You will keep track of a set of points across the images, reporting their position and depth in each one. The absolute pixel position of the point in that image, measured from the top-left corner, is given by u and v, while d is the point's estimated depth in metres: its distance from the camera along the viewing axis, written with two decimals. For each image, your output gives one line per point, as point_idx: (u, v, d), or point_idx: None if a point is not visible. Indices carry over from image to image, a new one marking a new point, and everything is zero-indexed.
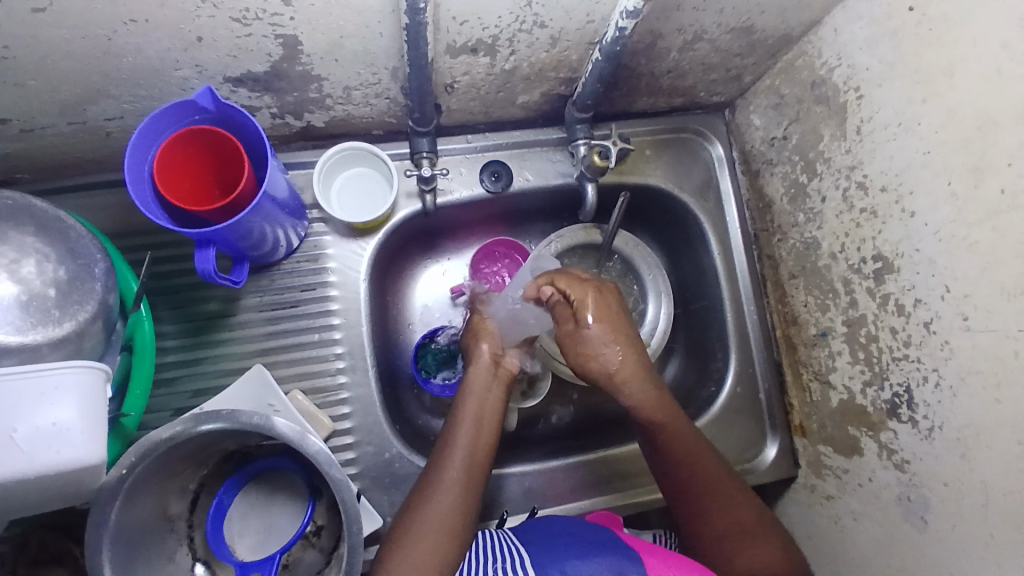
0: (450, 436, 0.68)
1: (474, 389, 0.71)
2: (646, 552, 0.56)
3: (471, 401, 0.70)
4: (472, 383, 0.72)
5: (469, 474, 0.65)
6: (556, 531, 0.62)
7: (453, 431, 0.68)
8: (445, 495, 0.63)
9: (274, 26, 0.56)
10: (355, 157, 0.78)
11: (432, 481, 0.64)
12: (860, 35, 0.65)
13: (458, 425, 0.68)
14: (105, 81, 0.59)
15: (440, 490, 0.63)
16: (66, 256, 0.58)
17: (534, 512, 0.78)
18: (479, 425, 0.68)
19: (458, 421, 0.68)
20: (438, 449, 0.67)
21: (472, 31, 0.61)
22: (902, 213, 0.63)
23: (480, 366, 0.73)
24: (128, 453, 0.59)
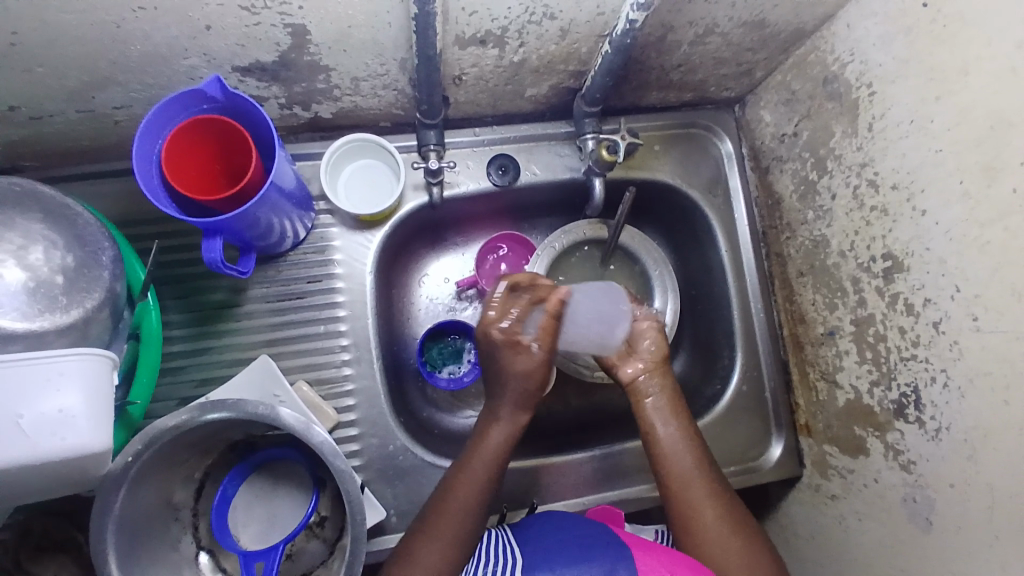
0: (459, 478, 0.66)
1: (502, 422, 0.70)
2: (644, 551, 0.55)
3: (494, 436, 0.69)
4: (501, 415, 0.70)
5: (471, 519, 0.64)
6: (557, 527, 0.62)
7: (468, 470, 0.66)
8: (439, 540, 0.61)
9: (283, 15, 0.55)
10: (362, 149, 0.78)
11: (433, 519, 0.63)
12: (874, 30, 0.64)
13: (476, 462, 0.67)
14: (113, 69, 0.59)
15: (440, 529, 0.62)
16: (72, 243, 0.58)
17: (534, 508, 0.78)
18: (495, 463, 0.67)
19: (473, 462, 0.67)
20: (445, 485, 0.66)
21: (481, 22, 0.61)
22: (913, 212, 0.62)
23: (510, 400, 0.70)
24: (133, 441, 0.59)
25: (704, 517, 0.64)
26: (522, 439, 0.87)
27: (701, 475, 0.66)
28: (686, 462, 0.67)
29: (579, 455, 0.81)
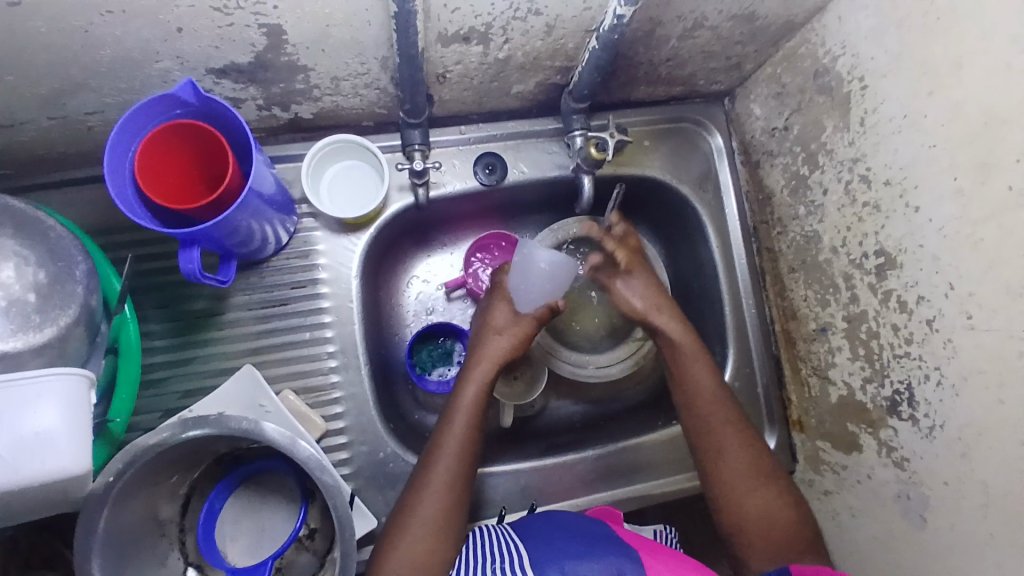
0: (440, 439, 0.67)
1: (478, 374, 0.70)
2: (648, 553, 0.54)
3: (472, 387, 0.69)
4: (478, 366, 0.71)
5: (455, 483, 0.65)
6: (561, 527, 0.61)
7: (448, 434, 0.67)
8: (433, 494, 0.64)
9: (257, 15, 0.53)
10: (344, 150, 0.76)
11: (427, 472, 0.65)
12: (865, 23, 0.63)
13: (454, 426, 0.67)
14: (85, 74, 0.57)
15: (432, 486, 0.64)
16: (45, 259, 0.55)
17: (534, 508, 0.77)
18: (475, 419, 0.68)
19: (451, 428, 0.67)
20: (434, 440, 0.67)
21: (464, 19, 0.59)
22: (906, 208, 0.61)
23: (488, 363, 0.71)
24: (115, 460, 0.58)
25: (727, 458, 0.68)
26: (515, 441, 0.86)
27: (729, 426, 0.70)
28: (719, 414, 0.70)
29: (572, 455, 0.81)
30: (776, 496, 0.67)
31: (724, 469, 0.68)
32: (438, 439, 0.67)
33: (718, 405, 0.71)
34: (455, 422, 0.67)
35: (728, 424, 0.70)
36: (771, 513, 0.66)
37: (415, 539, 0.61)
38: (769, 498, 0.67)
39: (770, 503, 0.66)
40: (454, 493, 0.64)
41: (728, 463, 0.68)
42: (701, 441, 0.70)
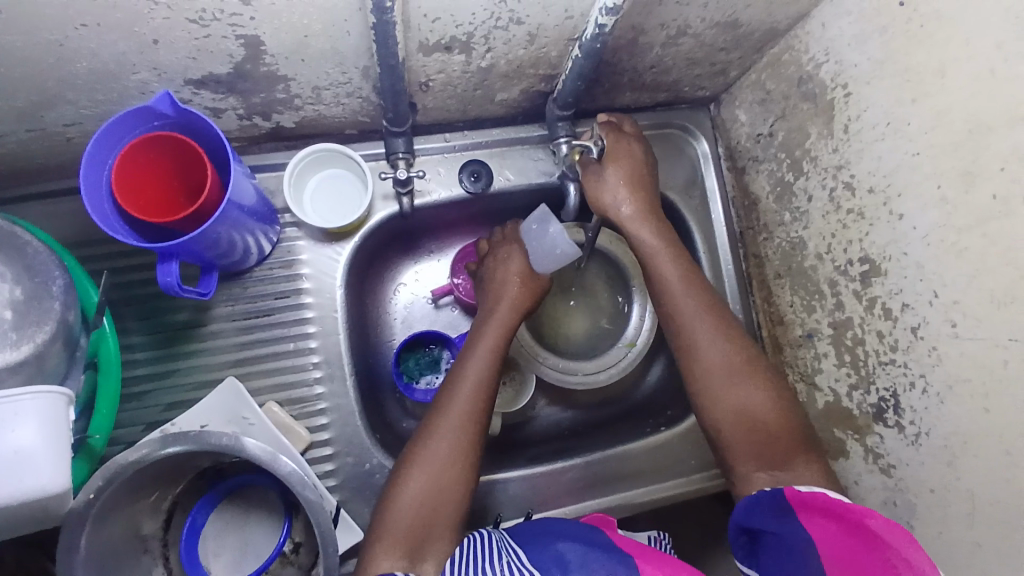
0: (455, 385, 0.67)
1: (494, 321, 0.72)
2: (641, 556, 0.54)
3: (489, 332, 0.71)
4: (494, 314, 0.73)
5: (468, 427, 0.65)
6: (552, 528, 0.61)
7: (461, 380, 0.67)
8: (446, 434, 0.64)
9: (234, 26, 0.53)
10: (327, 159, 0.75)
11: (440, 413, 0.66)
12: (848, 30, 0.63)
13: (469, 373, 0.68)
14: (60, 86, 0.56)
15: (445, 426, 0.65)
16: (21, 274, 0.54)
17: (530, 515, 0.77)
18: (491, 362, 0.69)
19: (465, 372, 0.68)
20: (448, 382, 0.68)
21: (445, 28, 0.58)
22: (890, 216, 0.61)
23: (503, 312, 0.73)
24: (94, 477, 0.57)
25: (705, 351, 0.66)
26: (504, 448, 0.85)
27: (701, 313, 0.67)
28: (688, 300, 0.68)
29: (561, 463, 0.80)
30: (764, 395, 0.63)
31: (703, 365, 0.66)
32: (451, 387, 0.68)
33: (690, 293, 0.68)
34: (469, 367, 0.68)
35: (704, 314, 0.67)
36: (757, 412, 0.62)
37: (425, 479, 0.62)
38: (751, 396, 0.63)
39: (756, 402, 0.63)
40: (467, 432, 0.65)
41: (706, 359, 0.65)
42: (680, 337, 0.68)
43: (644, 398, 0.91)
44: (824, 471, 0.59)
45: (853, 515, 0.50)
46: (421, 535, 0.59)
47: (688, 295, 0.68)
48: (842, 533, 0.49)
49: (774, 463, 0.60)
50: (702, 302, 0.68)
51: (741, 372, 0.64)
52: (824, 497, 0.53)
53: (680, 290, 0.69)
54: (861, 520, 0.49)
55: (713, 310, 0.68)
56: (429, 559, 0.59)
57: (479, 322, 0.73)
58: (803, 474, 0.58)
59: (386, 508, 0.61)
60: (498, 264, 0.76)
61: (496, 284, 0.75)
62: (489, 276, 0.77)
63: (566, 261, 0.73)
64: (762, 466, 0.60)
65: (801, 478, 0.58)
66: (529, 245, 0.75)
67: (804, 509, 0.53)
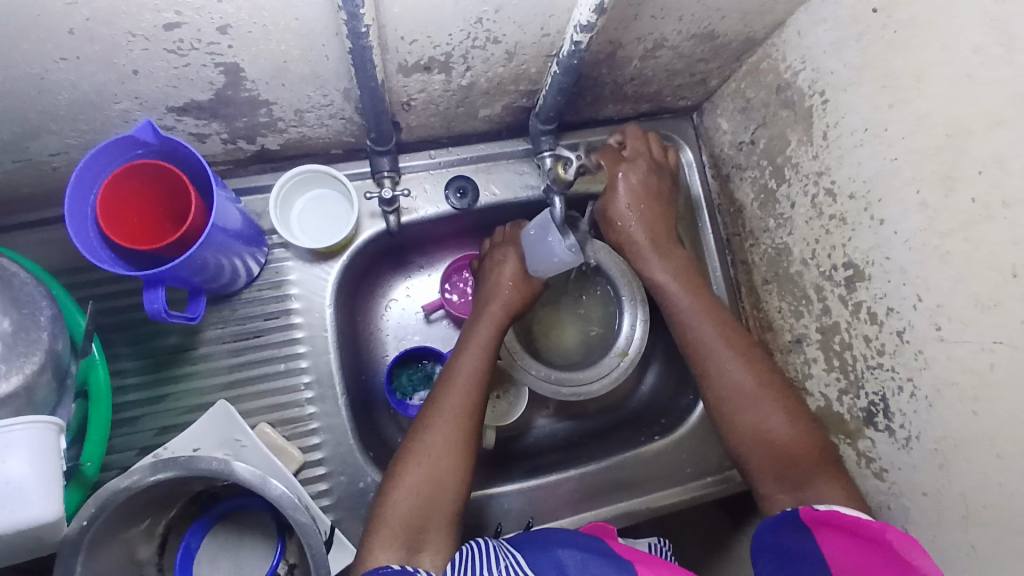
0: (448, 381, 0.68)
1: (487, 319, 0.73)
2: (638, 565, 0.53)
3: (482, 329, 0.73)
4: (486, 312, 0.74)
5: (462, 420, 0.66)
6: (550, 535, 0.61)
7: (454, 377, 0.68)
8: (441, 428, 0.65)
9: (213, 55, 0.53)
10: (313, 179, 0.76)
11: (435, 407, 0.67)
12: (823, 37, 0.63)
13: (460, 369, 0.69)
14: (42, 118, 0.56)
15: (439, 420, 0.65)
16: (8, 307, 0.55)
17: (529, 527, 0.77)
18: (483, 358, 0.70)
19: (458, 368, 0.69)
20: (442, 378, 0.69)
21: (423, 49, 0.59)
22: (872, 221, 0.62)
23: (494, 313, 0.74)
24: (87, 504, 0.57)
25: (726, 376, 0.67)
26: (500, 462, 0.85)
27: (720, 340, 0.69)
28: (706, 330, 0.70)
29: (556, 476, 0.80)
30: (783, 419, 0.64)
31: (724, 390, 0.67)
32: (444, 383, 0.68)
33: (707, 321, 0.70)
34: (462, 363, 0.70)
35: (722, 340, 0.69)
36: (777, 437, 0.63)
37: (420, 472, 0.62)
38: (773, 420, 0.64)
39: (775, 426, 0.64)
40: (461, 425, 0.65)
41: (725, 386, 0.67)
42: (699, 362, 0.69)
43: (639, 406, 0.91)
44: (846, 493, 0.58)
45: (872, 530, 0.51)
46: (416, 529, 0.60)
47: (703, 324, 0.70)
48: (860, 547, 0.51)
49: (797, 484, 0.61)
50: (719, 330, 0.70)
51: (758, 397, 0.65)
52: (839, 514, 0.54)
53: (696, 314, 0.71)
54: (878, 534, 0.50)
55: (730, 337, 0.69)
56: (427, 551, 0.59)
57: (472, 318, 0.75)
58: (824, 496, 0.59)
59: (382, 503, 0.61)
60: (493, 266, 0.77)
61: (488, 285, 0.76)
62: (484, 277, 0.78)
63: (564, 268, 0.72)
64: (787, 489, 0.61)
65: (821, 498, 0.59)
66: (528, 249, 0.74)
67: (818, 525, 0.54)
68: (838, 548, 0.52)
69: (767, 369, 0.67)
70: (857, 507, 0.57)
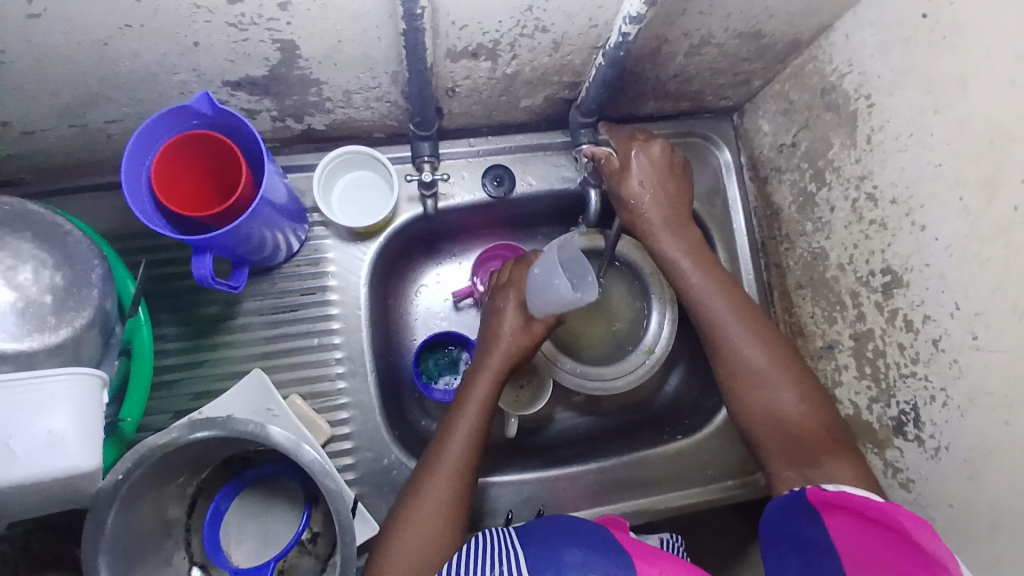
0: (444, 443, 0.68)
1: (485, 373, 0.71)
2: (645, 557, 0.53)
3: (480, 384, 0.71)
4: (485, 367, 0.72)
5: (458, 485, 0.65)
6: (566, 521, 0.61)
7: (445, 447, 0.67)
8: (435, 492, 0.65)
9: (271, 31, 0.55)
10: (355, 161, 0.78)
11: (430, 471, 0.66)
12: (871, 40, 0.63)
13: (453, 437, 0.68)
14: (103, 85, 0.59)
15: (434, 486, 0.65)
16: (63, 262, 0.57)
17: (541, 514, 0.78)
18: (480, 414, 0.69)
19: (454, 430, 0.68)
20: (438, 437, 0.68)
21: (472, 36, 0.60)
22: (912, 226, 0.61)
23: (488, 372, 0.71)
24: (124, 458, 0.59)
25: (739, 352, 0.66)
26: (521, 451, 0.86)
27: (734, 315, 0.67)
28: (718, 304, 0.68)
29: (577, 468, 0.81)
30: (794, 396, 0.63)
31: (736, 366, 0.66)
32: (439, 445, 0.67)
33: (719, 296, 0.68)
34: (459, 425, 0.68)
35: (735, 314, 0.67)
36: (787, 415, 0.63)
37: (414, 538, 0.62)
38: (783, 396, 0.64)
39: (786, 404, 0.63)
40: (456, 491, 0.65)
41: (739, 362, 0.66)
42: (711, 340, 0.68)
43: (662, 406, 0.91)
44: (856, 472, 0.59)
45: (881, 516, 0.49)
46: None
47: (718, 301, 0.68)
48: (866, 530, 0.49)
49: (804, 462, 0.61)
50: (732, 303, 0.68)
51: (770, 373, 0.64)
52: (849, 496, 0.53)
53: (711, 290, 0.68)
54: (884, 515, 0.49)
55: (744, 312, 0.68)
56: None
57: (469, 372, 0.73)
58: (835, 476, 0.59)
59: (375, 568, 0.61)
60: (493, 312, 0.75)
61: (488, 333, 0.74)
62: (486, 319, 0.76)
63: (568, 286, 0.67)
64: (794, 465, 0.62)
65: (830, 477, 0.59)
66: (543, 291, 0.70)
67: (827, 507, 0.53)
68: (847, 534, 0.50)
69: (780, 344, 0.67)
70: (868, 487, 0.58)
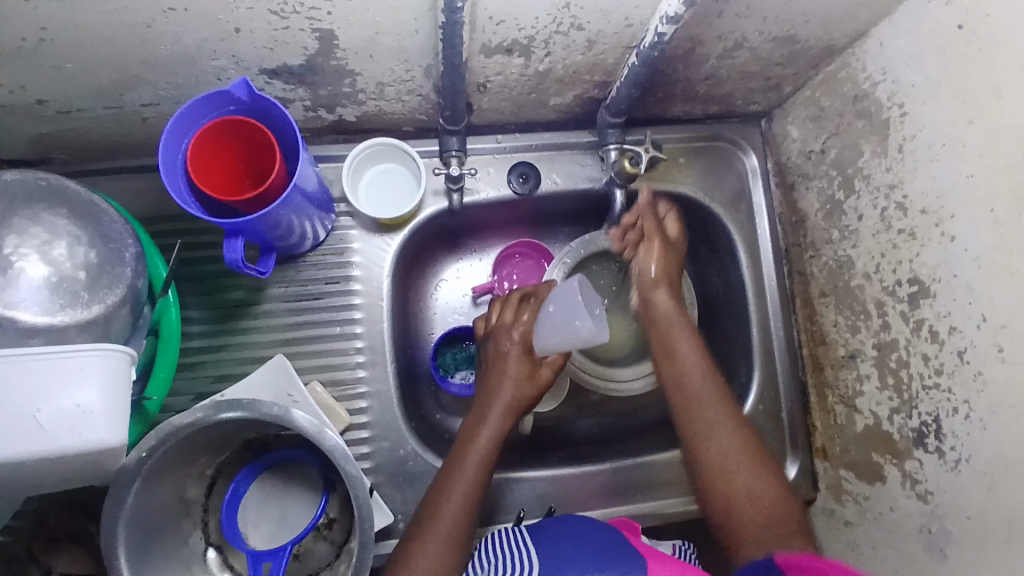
0: (444, 492, 0.65)
1: (489, 420, 0.70)
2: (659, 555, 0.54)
3: (484, 433, 0.69)
4: (489, 416, 0.70)
5: (459, 537, 0.63)
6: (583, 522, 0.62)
7: (445, 495, 0.65)
8: (436, 543, 0.62)
9: (311, 20, 0.56)
10: (383, 153, 0.78)
11: (430, 520, 0.63)
12: (906, 49, 0.63)
13: (453, 487, 0.65)
14: (141, 68, 0.60)
15: (433, 539, 0.62)
16: (97, 239, 0.57)
17: (551, 512, 0.78)
18: (483, 466, 0.67)
19: (456, 480, 0.66)
20: (438, 485, 0.66)
21: (508, 31, 0.61)
22: (941, 237, 0.61)
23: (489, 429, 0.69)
24: (149, 436, 0.60)
25: (718, 433, 0.67)
26: (534, 448, 0.86)
27: (716, 399, 0.69)
28: (702, 386, 0.70)
29: (590, 467, 0.81)
30: (766, 483, 0.64)
31: (713, 446, 0.66)
32: (438, 495, 0.65)
33: (704, 379, 0.70)
34: (461, 474, 0.66)
35: (716, 399, 0.69)
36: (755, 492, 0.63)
37: None
38: (757, 477, 0.64)
39: (756, 483, 0.64)
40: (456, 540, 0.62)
41: (717, 437, 0.67)
42: (690, 426, 0.68)
43: None
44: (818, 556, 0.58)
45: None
46: None
47: (700, 377, 0.70)
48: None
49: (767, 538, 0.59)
50: (717, 390, 0.70)
51: (744, 456, 0.65)
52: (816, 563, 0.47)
53: (698, 368, 0.71)
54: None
55: (726, 401, 0.69)
56: None
57: (471, 419, 0.71)
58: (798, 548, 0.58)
59: None
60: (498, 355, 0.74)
61: (490, 384, 0.73)
62: (485, 361, 0.76)
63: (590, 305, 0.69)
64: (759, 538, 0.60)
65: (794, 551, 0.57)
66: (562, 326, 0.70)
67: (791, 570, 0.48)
68: None
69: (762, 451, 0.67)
70: None
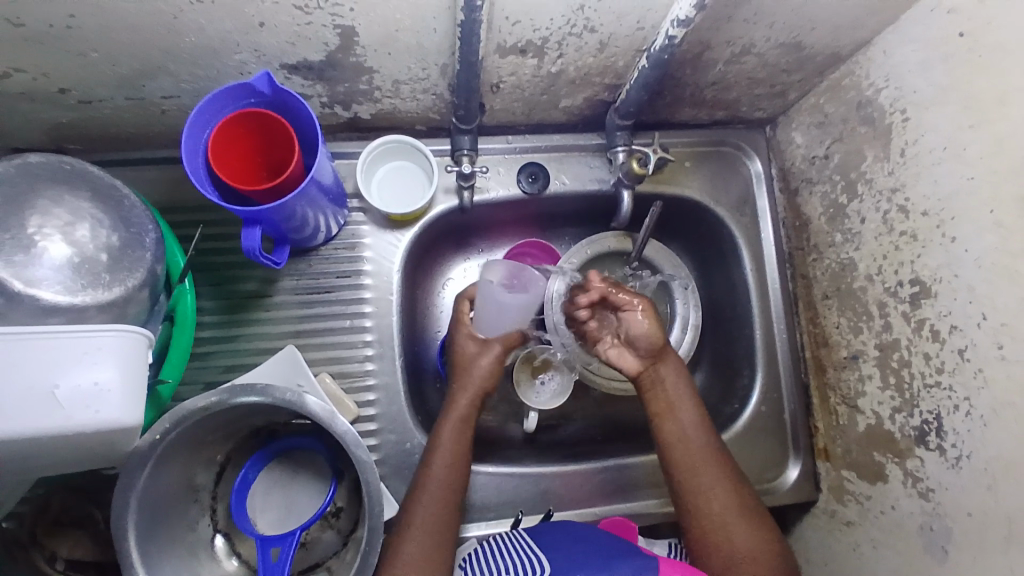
0: (417, 492, 0.67)
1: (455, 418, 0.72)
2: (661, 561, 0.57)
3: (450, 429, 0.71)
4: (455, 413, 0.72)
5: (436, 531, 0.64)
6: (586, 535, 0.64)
7: (418, 493, 0.66)
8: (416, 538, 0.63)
9: (334, 16, 0.58)
10: (396, 151, 0.80)
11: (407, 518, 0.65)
12: (910, 57, 0.65)
13: (426, 482, 0.67)
14: (165, 59, 0.62)
15: (410, 538, 0.64)
16: (118, 224, 0.59)
17: (549, 514, 0.78)
18: (452, 459, 0.69)
19: (427, 477, 0.67)
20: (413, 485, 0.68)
21: (523, 32, 0.62)
22: (943, 238, 0.62)
23: (442, 459, 0.68)
24: (162, 419, 0.60)
25: (713, 488, 0.67)
26: (538, 446, 0.87)
27: (714, 457, 0.69)
28: (701, 443, 0.69)
29: (594, 465, 0.82)
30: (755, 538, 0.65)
31: (710, 501, 0.67)
32: (414, 495, 0.67)
33: (702, 435, 0.70)
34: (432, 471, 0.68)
35: (714, 458, 0.69)
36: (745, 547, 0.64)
37: None
38: (747, 534, 0.65)
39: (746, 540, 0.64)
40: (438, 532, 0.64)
41: (713, 493, 0.67)
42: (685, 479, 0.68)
43: None
44: None
45: None
46: None
47: (698, 436, 0.70)
48: None
49: None
50: (713, 445, 0.70)
51: (736, 512, 0.66)
52: None
53: (693, 426, 0.70)
54: None
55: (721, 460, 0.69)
56: None
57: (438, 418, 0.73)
58: None
59: None
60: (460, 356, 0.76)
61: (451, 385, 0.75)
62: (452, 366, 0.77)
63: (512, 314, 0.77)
64: None
65: None
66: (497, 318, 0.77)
67: None
68: None
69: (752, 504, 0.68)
70: None
